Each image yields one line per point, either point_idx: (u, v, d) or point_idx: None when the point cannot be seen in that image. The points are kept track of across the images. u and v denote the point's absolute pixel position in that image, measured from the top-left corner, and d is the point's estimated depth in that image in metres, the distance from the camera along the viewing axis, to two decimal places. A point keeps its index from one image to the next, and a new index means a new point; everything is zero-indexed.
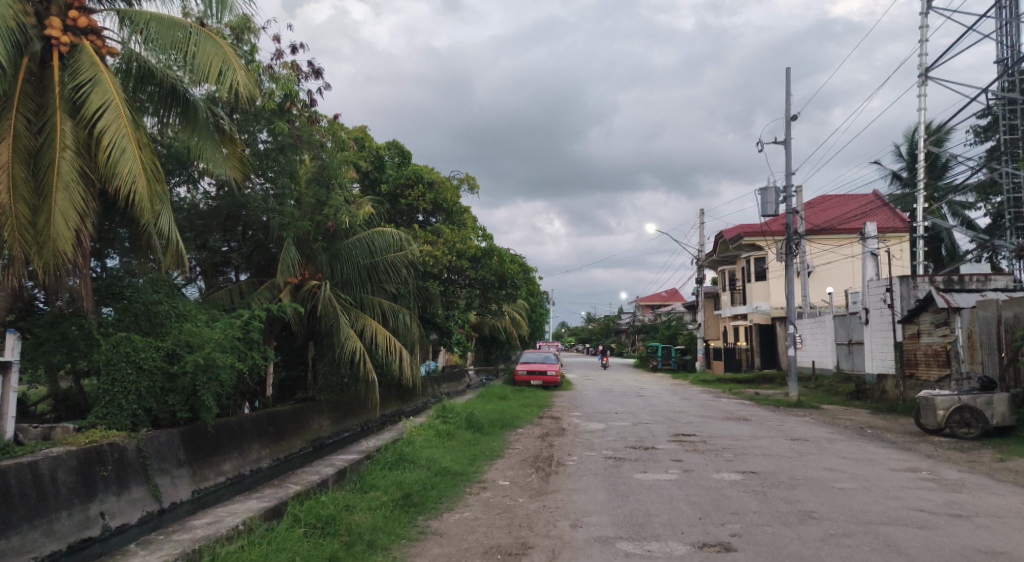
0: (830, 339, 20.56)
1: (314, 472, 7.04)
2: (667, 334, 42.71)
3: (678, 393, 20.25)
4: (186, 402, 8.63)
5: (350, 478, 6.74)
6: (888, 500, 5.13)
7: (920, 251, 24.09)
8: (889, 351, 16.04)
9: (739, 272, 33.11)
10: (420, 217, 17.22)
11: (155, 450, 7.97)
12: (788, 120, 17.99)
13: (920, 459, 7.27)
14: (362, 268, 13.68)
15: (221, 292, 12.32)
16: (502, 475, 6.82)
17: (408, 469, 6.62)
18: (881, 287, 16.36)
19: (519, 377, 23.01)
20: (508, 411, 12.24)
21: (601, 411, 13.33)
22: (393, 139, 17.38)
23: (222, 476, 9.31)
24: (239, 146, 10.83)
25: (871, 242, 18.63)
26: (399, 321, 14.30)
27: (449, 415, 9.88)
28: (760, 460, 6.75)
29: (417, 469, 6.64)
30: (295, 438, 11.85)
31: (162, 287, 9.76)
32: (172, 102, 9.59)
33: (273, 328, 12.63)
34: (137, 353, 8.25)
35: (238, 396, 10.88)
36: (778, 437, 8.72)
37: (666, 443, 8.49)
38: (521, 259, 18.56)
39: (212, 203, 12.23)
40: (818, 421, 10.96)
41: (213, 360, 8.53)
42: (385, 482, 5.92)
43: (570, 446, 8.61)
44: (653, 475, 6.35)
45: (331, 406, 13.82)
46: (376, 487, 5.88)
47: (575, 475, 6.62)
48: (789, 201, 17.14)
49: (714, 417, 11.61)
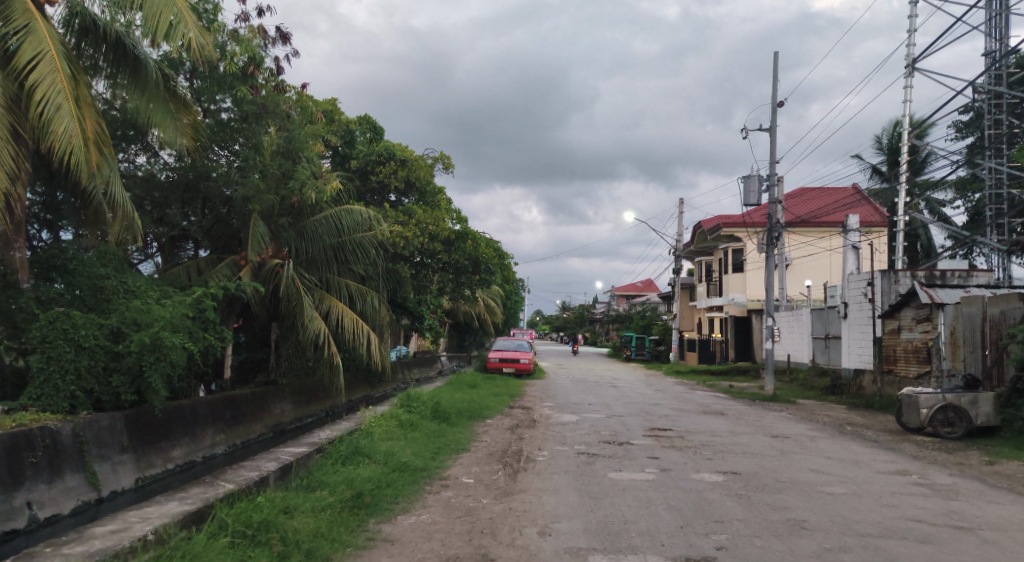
0: (806, 333, 20.39)
1: (260, 465, 6.51)
2: (642, 325, 42.59)
3: (652, 384, 19.97)
4: (132, 384, 8.05)
5: (299, 472, 6.23)
6: (884, 509, 4.74)
7: (900, 245, 24.04)
8: (867, 346, 15.88)
9: (716, 264, 32.97)
10: (392, 197, 16.64)
11: (94, 435, 7.37)
12: (775, 106, 17.57)
13: (908, 461, 6.95)
14: (328, 248, 13.05)
15: (177, 268, 11.62)
16: (467, 472, 6.33)
17: (361, 464, 6.11)
18: (863, 280, 16.11)
19: (491, 364, 22.60)
20: (477, 399, 11.83)
21: (575, 401, 12.98)
22: (365, 114, 16.71)
23: (169, 463, 8.75)
24: (195, 114, 10.11)
25: (853, 235, 18.26)
26: (367, 305, 13.69)
27: (414, 403, 9.35)
28: (742, 459, 6.34)
29: (372, 464, 6.13)
30: (253, 423, 11.31)
31: (111, 260, 9.04)
32: (115, 53, 8.88)
33: (232, 307, 11.97)
34: (76, 331, 7.57)
35: (192, 377, 10.31)
36: (757, 433, 8.36)
37: (641, 437, 8.08)
38: (496, 244, 18.03)
39: (172, 174, 11.60)
40: (796, 417, 10.67)
41: (161, 340, 7.98)
42: (335, 479, 5.42)
43: (540, 439, 8.16)
44: (628, 474, 5.91)
45: (294, 391, 13.29)
46: (324, 485, 5.38)
47: (545, 473, 6.17)
48: (772, 191, 16.81)
49: (691, 410, 11.27)
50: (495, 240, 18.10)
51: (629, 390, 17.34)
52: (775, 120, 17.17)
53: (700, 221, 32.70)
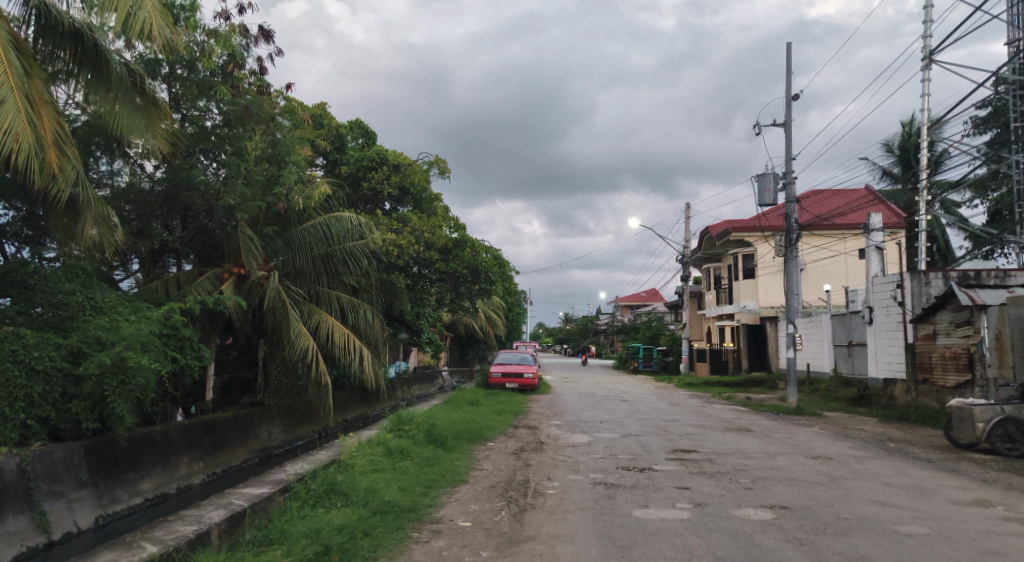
0: (827, 340, 19.46)
1: (214, 509, 5.59)
2: (648, 335, 41.65)
3: (665, 398, 19.02)
4: (95, 410, 7.29)
5: (255, 521, 5.33)
6: (984, 557, 3.85)
7: (922, 246, 22.91)
8: (896, 352, 14.95)
9: (725, 270, 32.09)
10: (386, 205, 15.79)
11: (46, 470, 6.58)
12: (791, 99, 16.65)
13: (981, 486, 6.01)
14: (317, 259, 12.18)
15: (155, 282, 10.72)
16: (464, 512, 5.40)
17: (335, 508, 5.21)
18: (891, 284, 15.14)
19: (493, 380, 21.63)
20: (480, 419, 10.88)
21: (585, 419, 12.02)
22: (356, 119, 16.02)
23: (138, 496, 7.90)
24: (167, 115, 9.09)
25: (875, 236, 17.20)
26: (359, 318, 12.75)
27: (406, 426, 8.44)
28: (789, 489, 5.40)
29: (348, 508, 5.22)
30: (236, 449, 10.44)
31: (81, 276, 8.24)
32: (70, 44, 7.90)
33: (214, 324, 11.11)
34: (28, 354, 6.78)
35: (166, 401, 9.46)
36: (795, 453, 7.43)
37: (664, 462, 7.14)
38: (497, 252, 17.14)
39: (157, 186, 10.80)
40: (829, 433, 9.73)
41: (125, 362, 7.14)
42: (298, 530, 4.52)
43: (549, 466, 7.22)
44: (658, 511, 4.97)
45: (282, 412, 12.48)
46: (285, 537, 4.51)
47: (558, 511, 5.24)
48: (789, 190, 15.92)
49: (714, 427, 10.35)
50: (496, 249, 17.19)
51: (641, 405, 16.39)
52: (791, 117, 16.29)
53: (709, 226, 31.84)
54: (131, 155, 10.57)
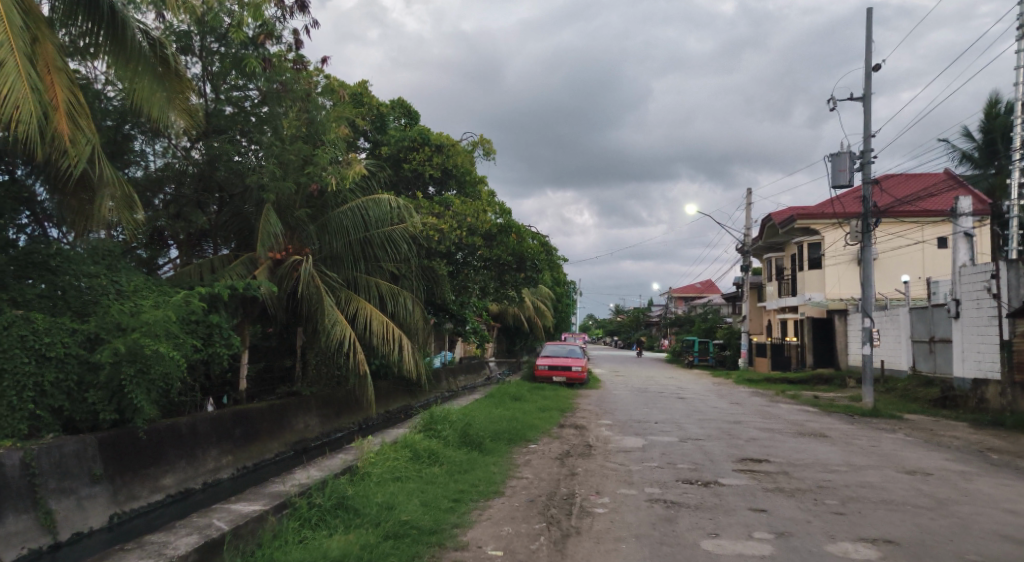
0: (904, 335, 17.97)
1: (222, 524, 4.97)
2: (703, 328, 40.15)
3: (724, 395, 17.89)
4: (113, 401, 6.80)
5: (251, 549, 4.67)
6: None
7: (1012, 234, 21.01)
8: (988, 350, 13.52)
9: (788, 260, 30.43)
10: (429, 188, 15.12)
11: (54, 465, 6.10)
12: (870, 71, 15.19)
13: None
14: (354, 243, 11.60)
15: (189, 266, 10.20)
16: (498, 535, 4.66)
17: (345, 531, 4.54)
18: (982, 274, 13.68)
19: (540, 371, 20.80)
20: (522, 417, 10.12)
21: (638, 418, 11.13)
22: (400, 97, 15.47)
23: (159, 493, 7.43)
24: (189, 90, 8.47)
25: (964, 221, 15.62)
26: (399, 306, 12.11)
27: (439, 425, 7.75)
28: (890, 516, 4.50)
29: (358, 531, 4.55)
30: (269, 442, 9.93)
31: (105, 257, 7.76)
32: (86, 8, 7.40)
33: (248, 311, 10.61)
34: (40, 340, 6.28)
35: (193, 391, 8.97)
36: (885, 466, 6.46)
37: (732, 474, 6.25)
38: (545, 239, 16.30)
39: (193, 166, 10.38)
40: (914, 440, 8.60)
41: (141, 349, 6.57)
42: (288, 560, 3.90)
43: (598, 476, 6.40)
44: (731, 543, 4.14)
45: (320, 403, 11.98)
46: None
47: (608, 539, 4.42)
48: (866, 170, 14.55)
49: (781, 430, 9.32)
50: (544, 235, 16.32)
51: (699, 403, 15.33)
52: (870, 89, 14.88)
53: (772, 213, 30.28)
54: (169, 138, 9.99)
